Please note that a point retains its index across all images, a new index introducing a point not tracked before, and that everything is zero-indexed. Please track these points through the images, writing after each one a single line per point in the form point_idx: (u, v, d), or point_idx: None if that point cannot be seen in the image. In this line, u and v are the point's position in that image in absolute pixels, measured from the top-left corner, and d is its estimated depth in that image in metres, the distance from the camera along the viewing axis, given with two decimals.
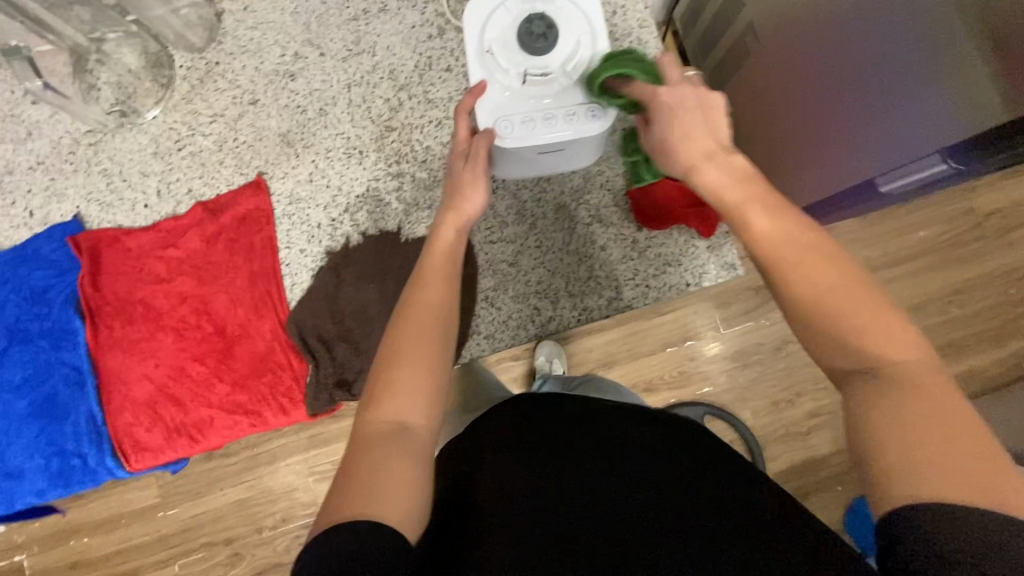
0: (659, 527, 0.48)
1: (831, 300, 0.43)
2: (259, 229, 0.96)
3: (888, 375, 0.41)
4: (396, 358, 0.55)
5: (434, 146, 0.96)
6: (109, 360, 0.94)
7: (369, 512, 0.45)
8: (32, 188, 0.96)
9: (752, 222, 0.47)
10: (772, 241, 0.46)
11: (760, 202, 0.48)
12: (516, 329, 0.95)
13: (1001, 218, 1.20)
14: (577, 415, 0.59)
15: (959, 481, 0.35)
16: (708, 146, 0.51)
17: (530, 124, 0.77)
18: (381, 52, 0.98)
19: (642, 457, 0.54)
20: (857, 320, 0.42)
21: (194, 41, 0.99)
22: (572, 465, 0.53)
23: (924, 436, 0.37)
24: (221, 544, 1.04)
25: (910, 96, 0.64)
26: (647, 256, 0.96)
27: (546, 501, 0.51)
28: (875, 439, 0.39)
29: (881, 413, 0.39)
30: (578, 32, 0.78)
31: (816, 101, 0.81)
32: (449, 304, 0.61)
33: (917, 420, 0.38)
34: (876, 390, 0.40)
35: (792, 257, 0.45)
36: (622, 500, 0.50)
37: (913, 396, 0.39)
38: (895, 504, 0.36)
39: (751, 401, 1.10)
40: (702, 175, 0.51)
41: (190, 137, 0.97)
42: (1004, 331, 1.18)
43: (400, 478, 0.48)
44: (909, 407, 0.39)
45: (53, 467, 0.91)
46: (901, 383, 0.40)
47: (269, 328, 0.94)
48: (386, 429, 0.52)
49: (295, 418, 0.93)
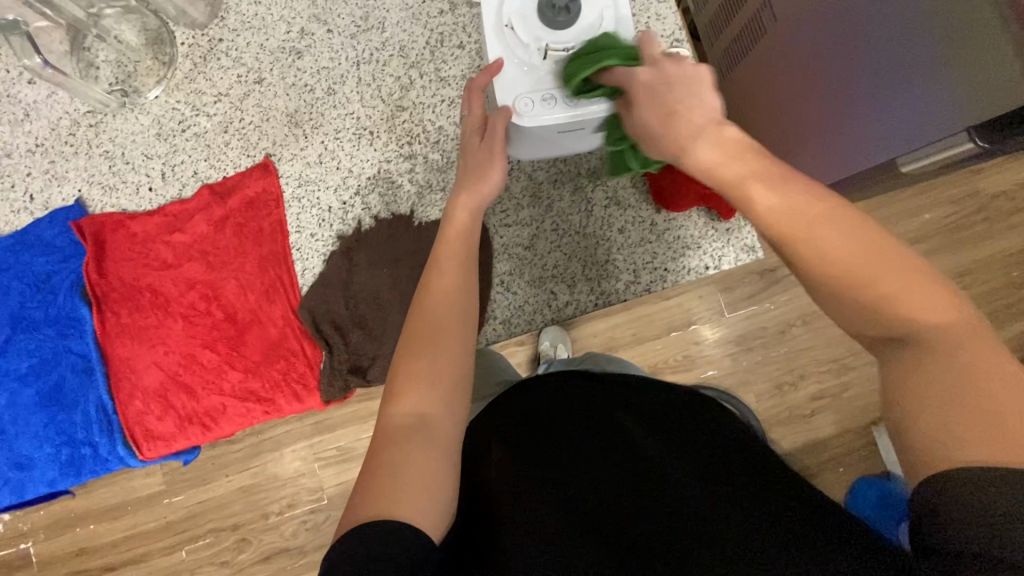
0: (692, 505, 0.45)
1: (849, 269, 0.40)
2: (268, 213, 0.93)
3: (922, 343, 0.37)
4: (416, 348, 0.54)
5: (447, 126, 0.93)
6: (117, 348, 0.92)
7: (394, 513, 0.43)
8: (32, 171, 0.93)
9: (753, 194, 0.45)
10: (776, 212, 0.43)
11: (760, 177, 0.45)
12: (532, 313, 0.94)
13: (1007, 199, 1.19)
14: (588, 405, 0.58)
15: (1005, 451, 0.32)
16: (695, 123, 0.49)
17: (550, 102, 0.75)
18: (391, 28, 0.95)
19: (656, 440, 0.52)
20: (881, 289, 0.39)
21: (196, 17, 0.95)
22: (594, 451, 0.51)
23: (963, 405, 0.34)
24: (229, 530, 1.03)
25: (933, 81, 0.63)
26: (666, 239, 0.94)
27: (568, 490, 0.48)
28: (909, 408, 0.36)
29: (915, 380, 0.36)
30: (601, 6, 0.73)
31: (835, 81, 0.78)
32: (467, 290, 0.60)
33: (956, 392, 0.34)
34: (916, 358, 0.37)
35: (805, 226, 0.42)
36: (646, 479, 0.47)
37: (953, 360, 0.36)
38: (929, 471, 0.34)
39: (755, 384, 1.09)
40: (692, 153, 0.49)
41: (193, 117, 0.94)
42: (1005, 314, 1.18)
43: (421, 472, 0.47)
44: (945, 372, 0.35)
45: (63, 456, 0.90)
46: (938, 348, 0.36)
47: (281, 314, 0.92)
48: (407, 422, 0.50)
49: (309, 405, 0.92)
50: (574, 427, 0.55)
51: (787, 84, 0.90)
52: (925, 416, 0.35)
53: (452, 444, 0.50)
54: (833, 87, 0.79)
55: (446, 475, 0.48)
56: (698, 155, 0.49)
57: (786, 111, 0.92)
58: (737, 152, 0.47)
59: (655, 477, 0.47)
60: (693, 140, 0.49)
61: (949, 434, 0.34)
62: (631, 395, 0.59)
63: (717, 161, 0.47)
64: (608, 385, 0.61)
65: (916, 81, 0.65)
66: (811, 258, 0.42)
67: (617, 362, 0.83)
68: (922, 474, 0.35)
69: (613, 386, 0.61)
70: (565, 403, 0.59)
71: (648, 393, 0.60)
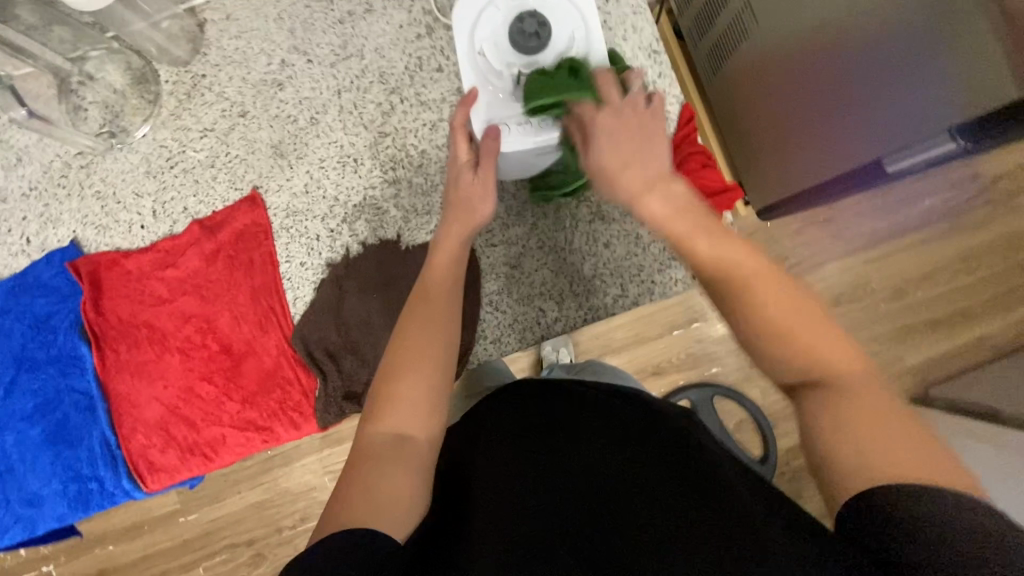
0: (665, 528, 0.44)
1: (775, 321, 0.47)
2: (258, 244, 0.95)
3: (824, 385, 0.44)
4: (396, 369, 0.55)
5: (430, 149, 0.94)
6: (117, 384, 0.94)
7: (371, 524, 0.44)
8: (27, 215, 0.95)
9: (698, 246, 0.54)
10: (733, 269, 0.51)
11: (704, 232, 0.54)
12: (522, 331, 0.95)
13: (1009, 180, 1.18)
14: (561, 414, 0.57)
15: (917, 466, 0.38)
16: (646, 177, 0.59)
17: (527, 126, 0.76)
18: (370, 55, 0.96)
19: (614, 452, 0.51)
20: (805, 342, 0.46)
21: (178, 54, 0.96)
22: (554, 468, 0.51)
23: (876, 445, 0.39)
24: (244, 545, 1.04)
25: (917, 90, 0.62)
26: (651, 251, 0.95)
27: (529, 518, 0.47)
28: (836, 443, 0.41)
29: (827, 412, 0.43)
30: (572, 27, 0.75)
31: (811, 85, 0.79)
32: (452, 310, 0.62)
33: (859, 434, 0.40)
34: (832, 400, 0.43)
35: (740, 286, 0.50)
36: (612, 504, 0.47)
37: (852, 401, 0.42)
38: (866, 487, 0.38)
39: (759, 380, 1.04)
40: (646, 205, 0.58)
41: (181, 153, 0.96)
42: (1011, 296, 1.17)
43: (395, 490, 0.48)
44: (851, 410, 0.42)
45: (72, 492, 0.92)
46: (846, 390, 0.43)
47: (274, 343, 0.94)
48: (387, 439, 0.52)
49: (306, 432, 0.93)
50: (556, 432, 0.55)
51: (768, 92, 0.90)
52: (838, 442, 0.41)
53: (425, 465, 0.51)
54: (815, 91, 0.78)
55: (417, 498, 0.49)
56: (649, 205, 0.58)
57: (774, 115, 0.91)
58: (680, 217, 0.56)
59: (608, 495, 0.48)
60: (644, 192, 0.59)
61: (884, 463, 0.38)
62: (596, 400, 0.58)
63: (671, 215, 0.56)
64: (574, 385, 0.61)
65: (897, 86, 0.64)
66: (754, 311, 0.48)
67: (612, 371, 0.83)
68: (856, 488, 0.39)
69: (595, 386, 0.61)
70: (547, 410, 0.58)
71: (628, 402, 0.58)
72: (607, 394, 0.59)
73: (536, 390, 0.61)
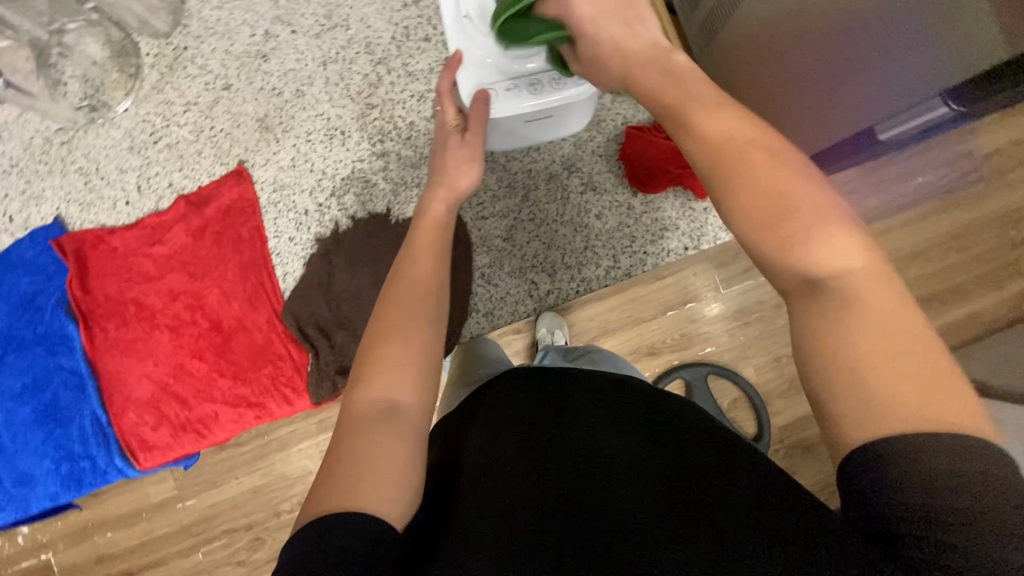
0: (668, 512, 0.41)
1: (765, 208, 0.37)
2: (245, 219, 0.93)
3: (821, 286, 0.35)
4: (384, 334, 0.54)
5: (418, 121, 0.93)
6: (108, 362, 0.93)
7: (353, 505, 0.43)
8: (9, 192, 0.93)
9: (692, 120, 0.42)
10: (714, 141, 0.40)
11: (698, 101, 0.43)
12: (515, 304, 0.95)
13: (1001, 157, 1.16)
14: (568, 403, 0.56)
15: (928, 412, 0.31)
16: (654, 52, 0.49)
17: (515, 92, 0.76)
18: (356, 25, 0.94)
19: (614, 441, 0.50)
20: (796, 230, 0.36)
21: (158, 26, 0.94)
22: (551, 459, 0.48)
23: (876, 375, 0.32)
24: (241, 530, 0.91)
25: (904, 59, 0.59)
26: (643, 222, 0.96)
27: (530, 507, 0.44)
28: (824, 364, 0.34)
29: (820, 326, 0.35)
30: None
31: (786, 72, 0.78)
32: (437, 277, 0.61)
33: (859, 356, 0.33)
34: (823, 309, 0.35)
35: (726, 161, 0.39)
36: (611, 497, 0.44)
37: (861, 319, 0.33)
38: (862, 441, 0.32)
39: (755, 356, 0.95)
40: (641, 80, 0.48)
41: (165, 128, 0.94)
42: (1005, 272, 1.14)
43: (388, 458, 0.47)
44: (858, 324, 0.33)
45: (63, 471, 0.91)
46: (846, 297, 0.34)
47: (265, 319, 0.93)
48: (376, 407, 0.50)
49: (299, 408, 0.91)
50: (560, 418, 0.54)
51: (739, 62, 0.89)
52: (830, 363, 0.34)
53: (416, 435, 0.49)
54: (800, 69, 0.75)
55: (410, 466, 0.47)
56: (648, 80, 0.48)
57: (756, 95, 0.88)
58: (680, 87, 0.45)
59: (596, 487, 0.45)
60: (651, 62, 0.49)
61: (884, 400, 0.32)
62: (574, 388, 0.58)
63: (667, 87, 0.46)
64: (549, 376, 0.61)
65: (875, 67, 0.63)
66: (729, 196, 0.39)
67: (614, 360, 0.80)
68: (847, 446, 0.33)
69: (590, 375, 0.61)
70: (551, 397, 0.57)
71: (628, 392, 0.58)
72: (603, 382, 0.59)
73: (539, 379, 0.60)
